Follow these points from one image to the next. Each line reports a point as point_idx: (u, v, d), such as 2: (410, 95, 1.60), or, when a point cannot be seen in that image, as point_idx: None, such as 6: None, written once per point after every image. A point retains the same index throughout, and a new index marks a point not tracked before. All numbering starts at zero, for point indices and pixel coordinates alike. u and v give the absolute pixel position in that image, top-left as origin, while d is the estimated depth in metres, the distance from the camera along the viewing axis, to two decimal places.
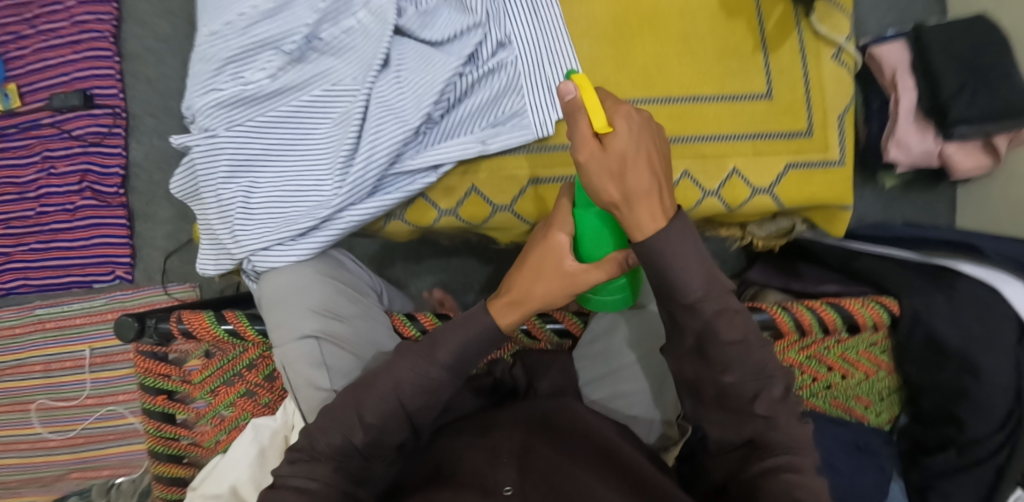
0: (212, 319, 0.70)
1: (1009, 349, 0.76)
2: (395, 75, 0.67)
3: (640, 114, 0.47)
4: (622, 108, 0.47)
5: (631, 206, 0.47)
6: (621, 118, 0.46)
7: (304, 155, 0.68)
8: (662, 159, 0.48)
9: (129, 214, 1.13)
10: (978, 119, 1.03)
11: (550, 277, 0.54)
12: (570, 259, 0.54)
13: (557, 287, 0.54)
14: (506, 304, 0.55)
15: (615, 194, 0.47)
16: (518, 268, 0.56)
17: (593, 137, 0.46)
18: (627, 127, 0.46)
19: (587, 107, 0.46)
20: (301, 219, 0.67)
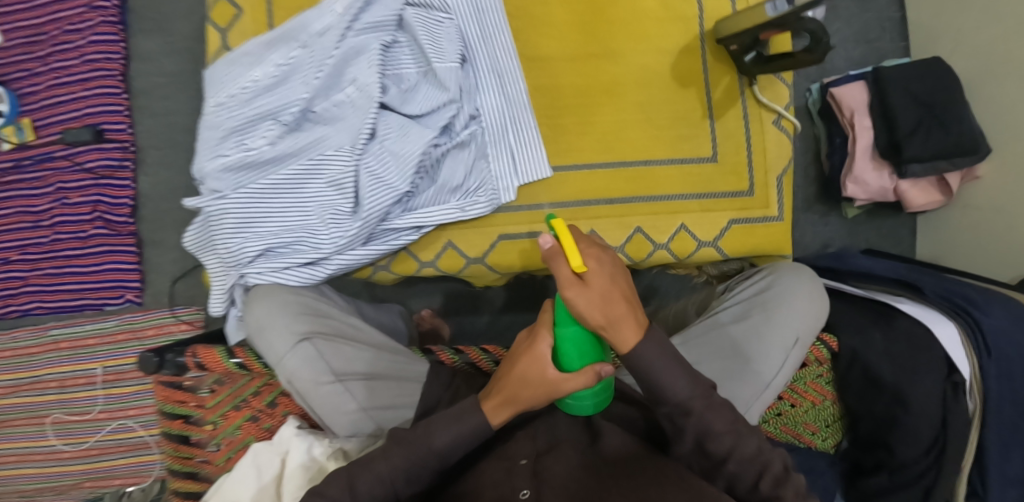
0: (222, 353, 0.79)
1: (935, 382, 0.84)
2: (382, 146, 0.74)
3: (605, 254, 0.63)
4: (592, 251, 0.62)
5: (614, 327, 0.61)
6: (593, 258, 0.62)
7: (302, 216, 0.74)
8: (628, 286, 0.63)
9: (138, 241, 1.22)
10: (929, 159, 1.11)
11: (537, 385, 0.65)
12: (552, 368, 0.65)
13: (543, 393, 0.65)
14: (497, 405, 0.67)
15: (602, 320, 0.61)
16: (507, 377, 0.66)
17: (575, 276, 0.61)
18: (598, 266, 0.61)
19: (566, 252, 0.61)
20: (295, 259, 0.75)
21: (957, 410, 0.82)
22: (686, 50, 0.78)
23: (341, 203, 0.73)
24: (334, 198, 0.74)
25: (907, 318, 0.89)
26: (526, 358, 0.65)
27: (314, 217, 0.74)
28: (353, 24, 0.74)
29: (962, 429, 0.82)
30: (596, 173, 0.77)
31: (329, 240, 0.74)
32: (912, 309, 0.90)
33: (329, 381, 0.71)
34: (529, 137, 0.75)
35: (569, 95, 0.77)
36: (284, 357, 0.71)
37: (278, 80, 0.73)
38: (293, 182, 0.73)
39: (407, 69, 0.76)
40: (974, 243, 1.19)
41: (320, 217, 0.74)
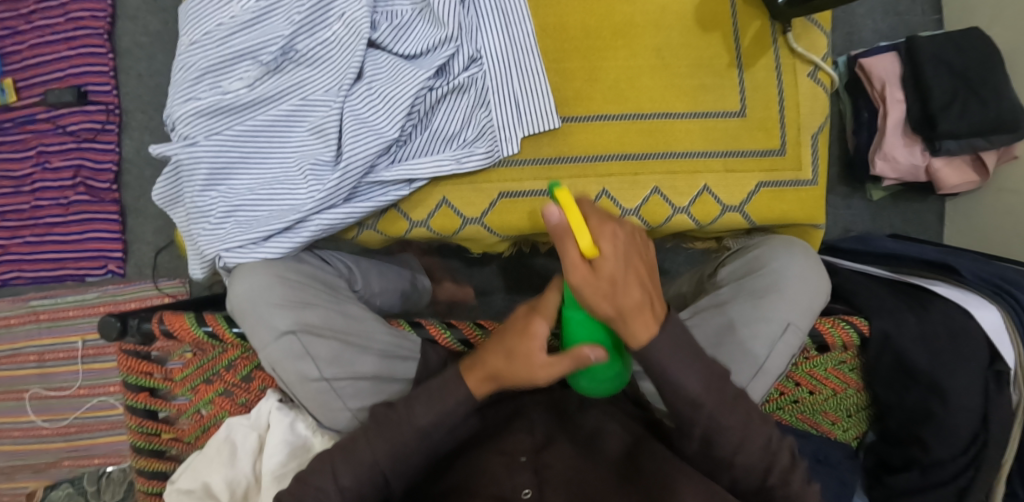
0: (192, 321, 0.72)
1: (976, 373, 0.76)
2: (368, 87, 0.67)
3: (623, 234, 0.53)
4: (607, 229, 0.53)
5: (625, 321, 0.53)
6: (606, 239, 0.52)
7: (281, 165, 0.68)
8: (647, 273, 0.55)
9: (120, 209, 1.15)
10: (966, 134, 1.03)
11: (520, 365, 0.57)
12: (541, 351, 0.57)
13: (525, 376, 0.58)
14: (479, 381, 0.60)
15: (609, 311, 0.53)
16: (491, 351, 0.59)
17: (582, 261, 0.51)
18: (614, 247, 0.52)
19: (575, 233, 0.51)
20: (272, 222, 0.66)
21: (1000, 403, 0.75)
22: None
23: (323, 153, 0.67)
24: (315, 148, 0.67)
25: (942, 300, 0.81)
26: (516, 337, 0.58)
27: (293, 166, 0.67)
28: None
29: (1004, 425, 0.75)
30: (609, 126, 0.70)
31: (307, 194, 0.66)
32: (948, 292, 0.82)
33: (313, 379, 0.63)
34: (534, 82, 0.68)
35: (582, 39, 0.71)
36: (267, 346, 0.63)
37: (257, 16, 0.69)
38: (272, 126, 0.68)
39: (401, 6, 0.69)
40: (1009, 228, 1.10)
41: (298, 167, 0.67)
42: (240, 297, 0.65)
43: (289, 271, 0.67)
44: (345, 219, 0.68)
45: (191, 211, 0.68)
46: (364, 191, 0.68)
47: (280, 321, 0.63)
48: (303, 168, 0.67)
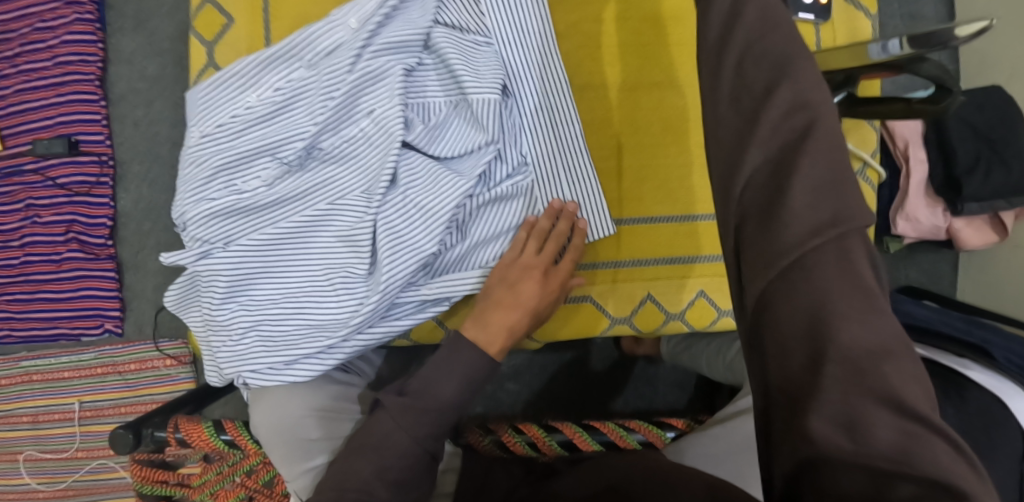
0: (210, 430, 0.69)
1: (1012, 466, 0.75)
2: (402, 195, 0.63)
3: None
4: None
5: None
6: None
7: (307, 275, 0.64)
8: None
9: (118, 265, 1.10)
10: (989, 196, 1.03)
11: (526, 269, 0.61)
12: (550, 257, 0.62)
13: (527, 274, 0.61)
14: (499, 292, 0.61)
15: None
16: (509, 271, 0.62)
17: None
18: None
19: None
20: (301, 340, 0.63)
21: None
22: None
23: (354, 265, 0.63)
24: (345, 259, 0.64)
25: (979, 390, 0.81)
26: (529, 246, 0.62)
27: (322, 277, 0.64)
28: (368, 45, 0.64)
29: None
30: (659, 228, 0.67)
31: (339, 308, 0.63)
32: (983, 379, 0.82)
33: None
34: (582, 186, 0.66)
35: (629, 135, 0.68)
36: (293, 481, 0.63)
37: (277, 110, 0.65)
38: (296, 233, 0.64)
39: (435, 99, 0.65)
40: None
41: (328, 279, 0.63)
42: (270, 432, 0.64)
43: (329, 403, 0.65)
44: (378, 339, 0.64)
45: (208, 323, 0.65)
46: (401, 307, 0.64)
47: (311, 455, 0.62)
48: (335, 281, 0.63)
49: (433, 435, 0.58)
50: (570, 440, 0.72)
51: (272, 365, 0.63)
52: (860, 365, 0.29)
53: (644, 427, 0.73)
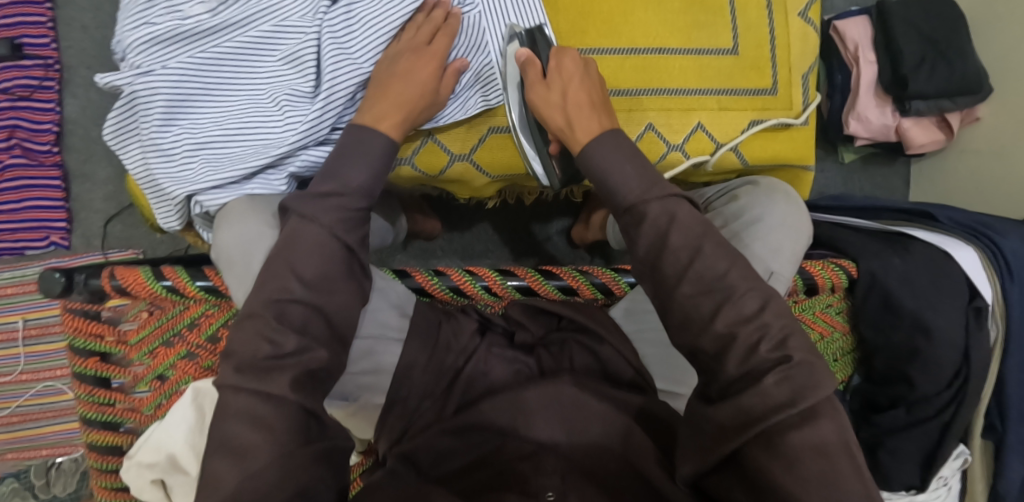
0: (149, 275, 0.66)
1: (956, 308, 0.79)
2: (346, 10, 0.65)
3: None
4: None
5: None
6: None
7: (248, 92, 0.64)
8: None
9: (63, 175, 1.05)
10: (933, 94, 1.07)
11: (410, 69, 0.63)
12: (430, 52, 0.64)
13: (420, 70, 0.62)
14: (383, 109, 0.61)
15: None
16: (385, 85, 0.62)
17: None
18: None
19: None
20: (251, 158, 0.63)
21: (979, 337, 0.79)
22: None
23: (298, 83, 0.64)
24: (290, 78, 0.64)
25: (923, 243, 0.83)
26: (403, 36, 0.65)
27: (265, 96, 0.64)
28: None
29: (983, 357, 0.79)
30: (605, 60, 0.70)
31: (285, 126, 0.63)
32: (929, 237, 0.84)
33: None
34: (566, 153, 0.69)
35: None
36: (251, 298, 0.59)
37: None
38: (239, 53, 0.63)
39: None
40: (968, 188, 1.16)
41: (273, 98, 0.64)
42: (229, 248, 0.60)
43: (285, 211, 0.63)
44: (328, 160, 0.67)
45: (146, 145, 0.62)
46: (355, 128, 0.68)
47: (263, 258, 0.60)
48: (275, 101, 0.64)
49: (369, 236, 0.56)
50: (526, 284, 0.71)
51: (224, 183, 0.62)
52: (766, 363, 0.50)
53: (602, 271, 0.73)
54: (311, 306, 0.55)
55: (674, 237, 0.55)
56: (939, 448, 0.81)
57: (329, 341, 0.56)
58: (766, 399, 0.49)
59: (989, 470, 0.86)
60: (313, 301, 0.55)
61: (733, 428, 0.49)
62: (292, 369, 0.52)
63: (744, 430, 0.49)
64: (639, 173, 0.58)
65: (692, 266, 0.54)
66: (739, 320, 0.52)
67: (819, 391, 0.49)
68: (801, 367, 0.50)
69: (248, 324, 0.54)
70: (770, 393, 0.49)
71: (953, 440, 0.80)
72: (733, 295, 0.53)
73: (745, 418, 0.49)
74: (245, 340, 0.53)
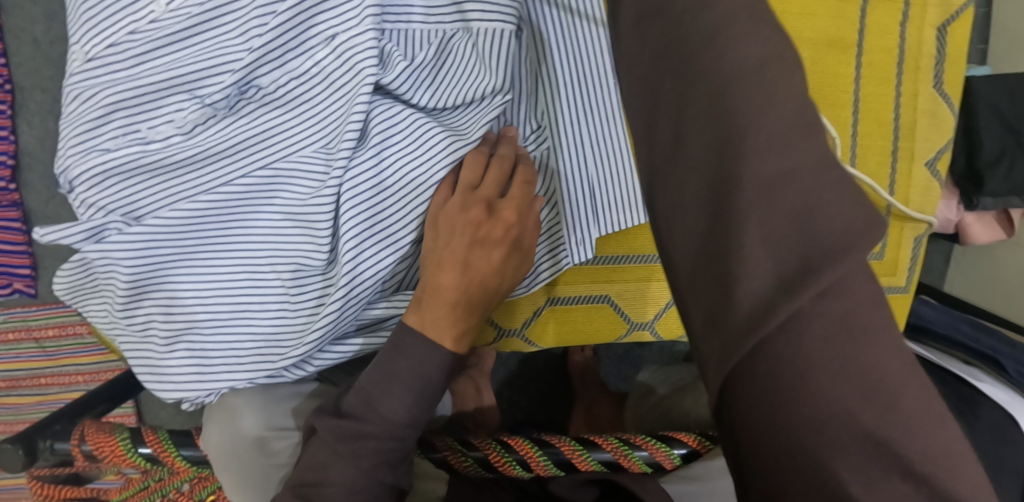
0: (127, 442, 0.56)
1: None
2: (376, 155, 0.50)
3: None
4: None
5: None
6: None
7: (242, 262, 0.50)
8: None
9: (23, 215, 0.90)
10: (1006, 194, 0.97)
11: (495, 229, 0.48)
12: (512, 199, 0.49)
13: (502, 230, 0.48)
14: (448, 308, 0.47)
15: None
16: (445, 258, 0.47)
17: None
18: None
19: None
20: (249, 358, 0.50)
21: None
22: (835, 45, 0.60)
23: (309, 253, 0.50)
24: (298, 243, 0.50)
25: (993, 407, 0.76)
26: (462, 179, 0.50)
27: (264, 265, 0.50)
28: None
29: None
30: None
31: (295, 310, 0.51)
32: (995, 392, 0.78)
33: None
34: (609, 158, 0.56)
35: None
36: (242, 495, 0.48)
37: (196, 27, 0.49)
38: (227, 208, 0.50)
39: (414, 26, 0.51)
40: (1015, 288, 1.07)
41: (276, 271, 0.50)
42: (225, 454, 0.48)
43: (302, 398, 0.52)
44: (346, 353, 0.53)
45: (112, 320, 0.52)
46: (392, 323, 0.54)
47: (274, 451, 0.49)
48: (278, 271, 0.50)
49: (391, 460, 0.45)
50: (566, 459, 0.62)
51: (205, 389, 0.50)
52: (768, 166, 0.26)
53: (651, 443, 0.64)
54: None
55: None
56: None
57: None
58: (751, 266, 0.26)
59: None
60: None
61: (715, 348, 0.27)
62: None
63: (729, 346, 0.26)
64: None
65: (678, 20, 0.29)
66: (711, 89, 0.28)
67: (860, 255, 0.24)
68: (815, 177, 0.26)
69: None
70: (758, 256, 0.25)
71: None
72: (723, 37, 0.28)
73: (714, 312, 0.27)
74: None
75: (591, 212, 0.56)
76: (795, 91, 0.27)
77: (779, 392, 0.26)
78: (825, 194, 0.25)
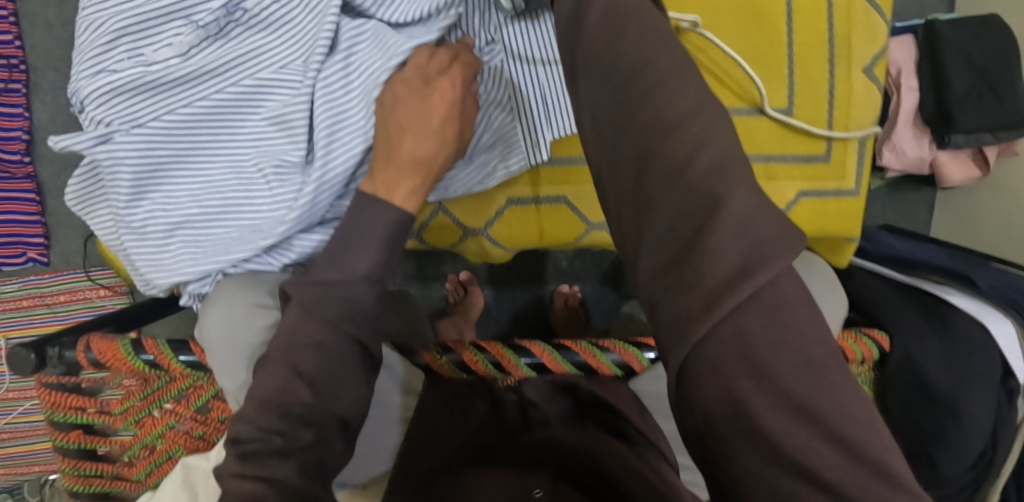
0: (127, 349, 0.60)
1: (987, 391, 0.73)
2: (344, 59, 0.55)
3: None
4: None
5: None
6: None
7: (230, 161, 0.55)
8: None
9: (37, 187, 0.97)
10: (977, 129, 0.99)
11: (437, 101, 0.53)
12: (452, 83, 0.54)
13: (445, 106, 0.53)
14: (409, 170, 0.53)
15: None
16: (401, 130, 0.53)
17: None
18: None
19: None
20: (235, 246, 0.56)
21: (1008, 420, 0.74)
22: None
23: (288, 151, 0.55)
24: (278, 143, 0.55)
25: (963, 317, 0.77)
26: (411, 62, 0.54)
27: (250, 165, 0.55)
28: None
29: (1010, 441, 0.74)
30: None
31: (273, 204, 0.55)
32: (963, 303, 0.78)
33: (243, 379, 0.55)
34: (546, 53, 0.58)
35: None
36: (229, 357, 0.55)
37: None
38: (216, 114, 0.55)
39: None
40: (997, 227, 1.09)
41: (259, 169, 0.55)
42: (219, 327, 0.55)
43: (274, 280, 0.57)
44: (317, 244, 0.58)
45: (116, 221, 0.55)
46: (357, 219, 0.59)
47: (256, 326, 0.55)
48: (257, 169, 0.55)
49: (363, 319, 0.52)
50: (540, 362, 0.65)
51: (203, 273, 0.56)
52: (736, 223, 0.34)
53: (621, 346, 0.67)
54: (319, 407, 0.50)
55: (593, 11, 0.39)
56: None
57: (347, 438, 0.52)
58: (710, 279, 0.33)
59: None
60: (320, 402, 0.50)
61: (671, 331, 0.34)
62: (299, 454, 0.49)
63: (682, 331, 0.34)
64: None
65: (612, 52, 0.38)
66: (654, 129, 0.36)
67: (779, 257, 0.33)
68: (743, 194, 0.34)
69: (244, 419, 0.49)
70: (713, 268, 0.33)
71: None
72: (659, 87, 0.37)
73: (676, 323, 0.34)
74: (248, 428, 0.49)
75: (543, 115, 0.60)
76: (722, 130, 0.36)
77: (724, 372, 0.33)
78: (756, 216, 0.34)
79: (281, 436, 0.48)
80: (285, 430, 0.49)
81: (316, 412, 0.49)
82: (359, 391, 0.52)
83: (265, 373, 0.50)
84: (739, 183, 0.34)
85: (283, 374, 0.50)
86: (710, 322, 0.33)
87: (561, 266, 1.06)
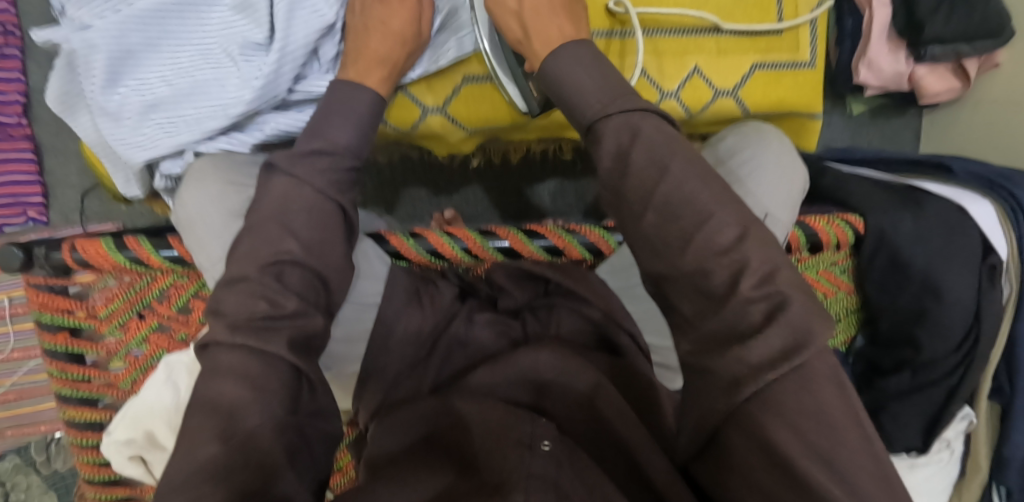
0: (110, 245, 0.60)
1: (969, 266, 0.73)
2: None
3: None
4: None
5: None
6: None
7: (198, 46, 0.59)
8: None
9: (34, 147, 1.01)
10: (951, 39, 0.98)
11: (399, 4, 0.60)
12: None
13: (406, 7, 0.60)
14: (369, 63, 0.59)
15: None
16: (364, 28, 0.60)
17: None
18: None
19: None
20: (208, 121, 0.59)
21: (992, 297, 0.74)
22: None
23: (251, 34, 0.59)
24: (242, 27, 0.59)
25: (937, 200, 0.75)
26: None
27: (217, 49, 0.59)
28: None
29: (995, 318, 0.74)
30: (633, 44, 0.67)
31: (239, 83, 0.59)
32: (941, 191, 0.78)
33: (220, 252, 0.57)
34: None
35: None
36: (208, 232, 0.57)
37: None
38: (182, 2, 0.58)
39: None
40: (977, 140, 1.11)
41: (225, 51, 0.59)
42: (194, 204, 0.57)
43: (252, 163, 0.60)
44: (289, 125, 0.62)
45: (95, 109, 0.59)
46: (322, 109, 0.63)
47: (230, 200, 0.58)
48: (223, 52, 0.59)
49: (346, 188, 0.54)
50: (509, 246, 0.66)
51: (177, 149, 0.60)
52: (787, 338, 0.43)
53: (589, 229, 0.67)
54: (308, 266, 0.52)
55: (636, 153, 0.49)
56: (943, 412, 0.78)
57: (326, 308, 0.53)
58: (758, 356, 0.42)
59: (993, 435, 0.83)
60: (310, 260, 0.52)
61: (723, 388, 0.43)
62: (289, 328, 0.49)
63: (732, 391, 0.43)
64: (599, 78, 0.54)
65: (660, 187, 0.48)
66: (708, 253, 0.46)
67: (818, 335, 0.43)
68: (799, 307, 0.43)
69: (242, 282, 0.50)
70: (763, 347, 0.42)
71: (958, 405, 0.77)
72: (708, 216, 0.47)
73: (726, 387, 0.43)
74: (240, 299, 0.49)
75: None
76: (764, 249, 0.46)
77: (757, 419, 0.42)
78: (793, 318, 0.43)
79: (268, 302, 0.49)
80: (273, 297, 0.49)
81: (303, 270, 0.52)
82: (342, 255, 0.54)
83: (254, 237, 0.52)
84: (792, 297, 0.44)
85: (274, 235, 0.52)
86: (755, 383, 0.42)
87: (544, 203, 1.07)
